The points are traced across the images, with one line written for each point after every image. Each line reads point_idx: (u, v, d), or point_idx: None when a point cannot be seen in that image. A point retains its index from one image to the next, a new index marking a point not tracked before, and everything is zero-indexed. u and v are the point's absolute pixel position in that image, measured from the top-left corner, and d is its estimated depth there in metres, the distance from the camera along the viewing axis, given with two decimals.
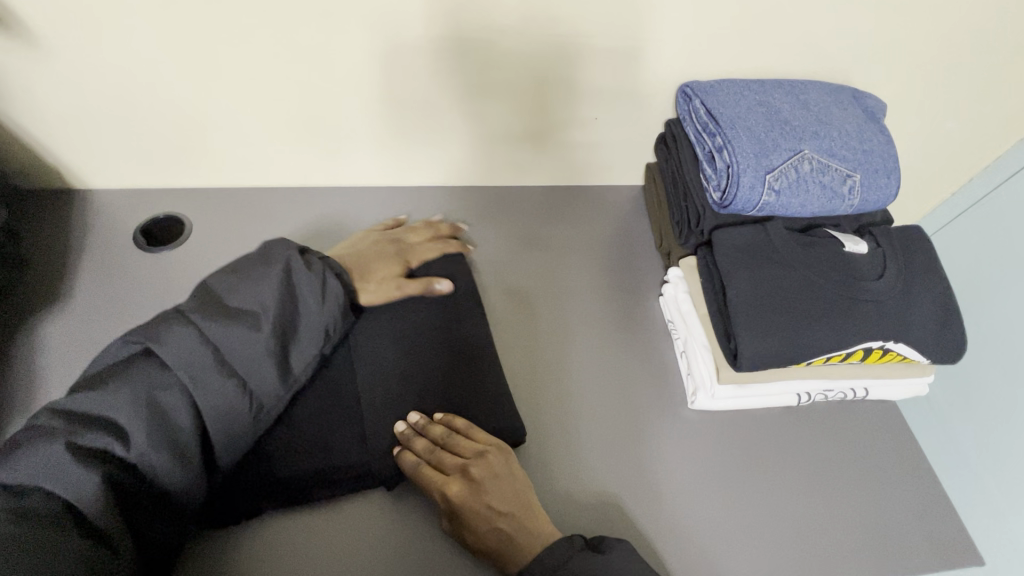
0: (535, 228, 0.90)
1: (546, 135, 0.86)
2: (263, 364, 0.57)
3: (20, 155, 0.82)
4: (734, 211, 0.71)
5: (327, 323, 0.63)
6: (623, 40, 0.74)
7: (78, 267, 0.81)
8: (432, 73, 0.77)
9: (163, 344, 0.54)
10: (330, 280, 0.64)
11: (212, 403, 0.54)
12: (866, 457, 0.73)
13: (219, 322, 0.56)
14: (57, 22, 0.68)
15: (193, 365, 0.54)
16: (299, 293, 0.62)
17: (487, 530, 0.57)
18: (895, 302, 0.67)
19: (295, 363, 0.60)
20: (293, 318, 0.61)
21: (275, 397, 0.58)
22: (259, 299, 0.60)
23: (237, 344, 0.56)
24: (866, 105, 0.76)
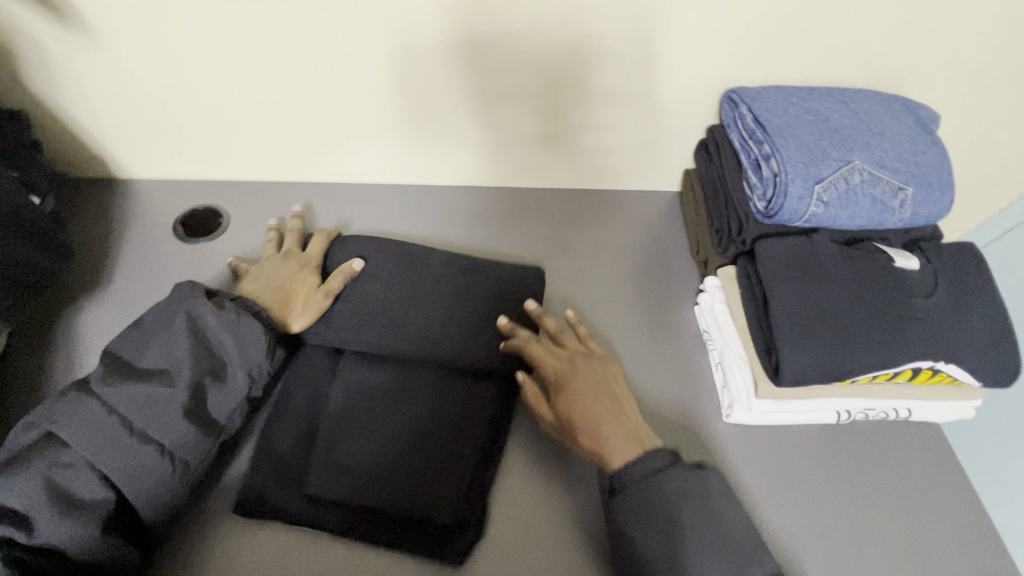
0: (568, 232, 0.89)
1: (560, 139, 0.85)
2: (181, 423, 0.58)
3: (66, 144, 0.84)
4: (779, 222, 0.69)
5: (253, 364, 0.63)
6: (667, 44, 0.72)
7: (116, 255, 0.82)
8: (448, 79, 0.76)
9: (60, 424, 0.54)
10: (247, 318, 0.64)
11: (128, 473, 0.55)
12: (911, 481, 0.70)
13: (124, 386, 0.57)
14: (111, 15, 0.69)
15: (99, 438, 0.55)
16: (214, 342, 0.62)
17: (589, 416, 0.63)
18: (947, 321, 0.64)
19: (217, 408, 0.61)
20: (215, 365, 0.61)
21: (199, 445, 0.59)
22: (170, 354, 0.60)
23: (147, 404, 0.57)
24: (919, 114, 0.72)
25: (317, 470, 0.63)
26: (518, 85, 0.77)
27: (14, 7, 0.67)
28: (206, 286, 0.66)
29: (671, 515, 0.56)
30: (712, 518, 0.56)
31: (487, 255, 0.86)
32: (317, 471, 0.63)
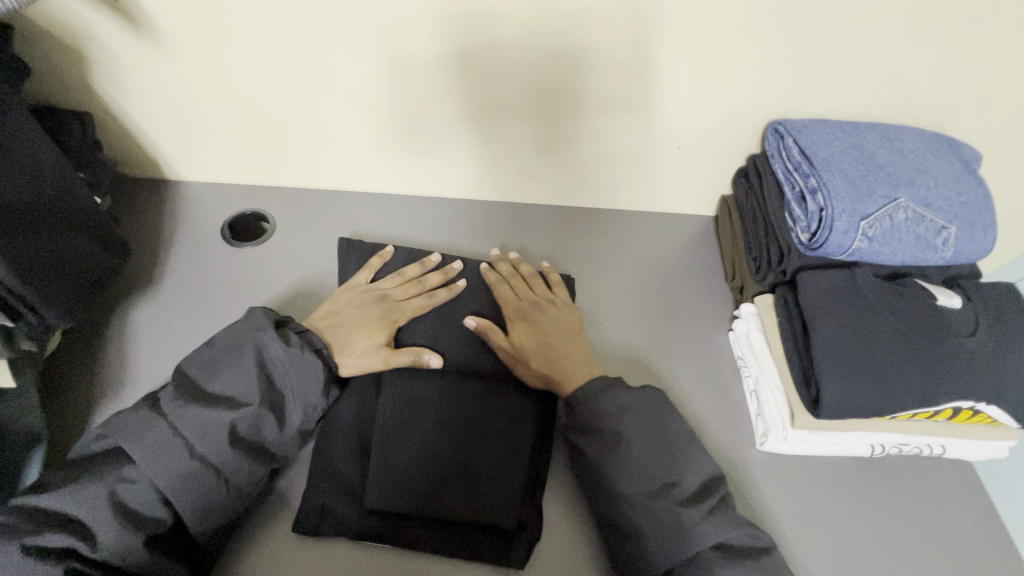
0: (603, 252, 0.90)
1: (557, 148, 0.85)
2: (240, 453, 0.60)
3: (128, 146, 0.88)
4: (822, 254, 0.70)
5: (309, 402, 0.65)
6: (714, 75, 0.73)
7: (167, 254, 0.86)
8: (438, 89, 0.79)
9: (133, 441, 0.58)
10: (309, 353, 0.65)
11: (186, 497, 0.58)
12: (945, 519, 0.70)
13: (191, 409, 0.60)
14: (181, 26, 0.72)
15: (164, 461, 0.58)
16: (276, 375, 0.64)
17: (546, 350, 0.70)
18: (988, 361, 0.65)
19: (272, 440, 0.63)
20: (276, 399, 0.63)
21: (250, 474, 0.61)
22: (237, 384, 0.62)
23: (210, 431, 0.59)
24: (962, 153, 0.73)
25: (376, 481, 0.65)
26: (526, 103, 0.79)
27: (92, 15, 0.70)
28: (276, 315, 0.68)
29: (617, 425, 0.64)
30: (663, 435, 0.63)
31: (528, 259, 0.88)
32: (375, 482, 0.65)
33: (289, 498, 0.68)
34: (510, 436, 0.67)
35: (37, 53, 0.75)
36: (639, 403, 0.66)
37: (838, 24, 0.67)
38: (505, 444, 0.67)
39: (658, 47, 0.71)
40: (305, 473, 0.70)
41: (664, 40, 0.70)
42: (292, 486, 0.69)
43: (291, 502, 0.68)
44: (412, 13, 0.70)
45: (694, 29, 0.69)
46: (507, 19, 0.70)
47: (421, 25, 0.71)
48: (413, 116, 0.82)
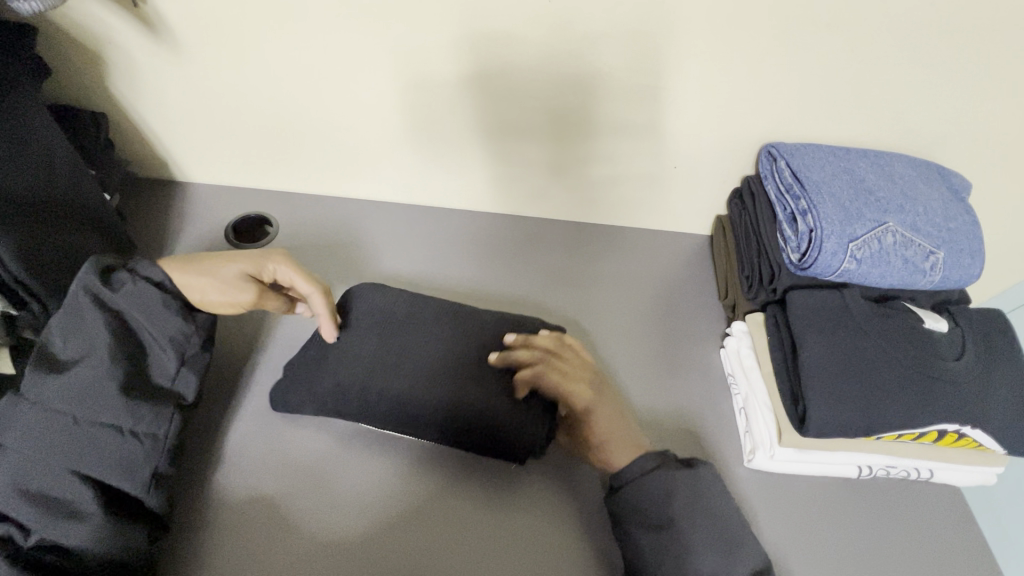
0: (612, 237, 0.95)
1: (565, 169, 0.88)
2: (131, 400, 0.59)
3: (138, 146, 0.91)
4: (812, 274, 0.71)
5: (175, 331, 0.64)
6: (709, 97, 0.76)
7: (170, 253, 0.88)
8: (451, 107, 0.81)
9: (10, 434, 0.55)
10: (142, 285, 0.63)
11: (101, 458, 0.57)
12: (932, 544, 0.69)
13: (54, 381, 0.57)
14: (198, 33, 0.75)
15: (59, 436, 0.56)
16: (121, 314, 0.62)
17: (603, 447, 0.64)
18: (974, 386, 0.66)
19: (160, 376, 0.63)
20: (132, 338, 0.62)
21: (155, 420, 0.61)
22: (84, 340, 0.59)
23: (91, 394, 0.58)
24: (951, 182, 0.74)
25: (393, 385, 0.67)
26: (521, 119, 0.82)
27: (113, 20, 0.73)
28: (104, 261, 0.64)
29: (666, 511, 0.59)
30: (714, 522, 0.58)
31: (534, 269, 0.90)
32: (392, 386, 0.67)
33: (274, 499, 0.67)
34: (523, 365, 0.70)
35: (57, 54, 0.78)
36: (689, 480, 0.61)
37: (831, 53, 0.69)
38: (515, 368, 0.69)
39: (652, 68, 0.73)
40: (294, 472, 0.69)
41: (661, 62, 0.73)
42: (277, 483, 0.69)
43: (276, 502, 0.67)
44: (422, 28, 0.72)
45: (691, 52, 0.71)
46: (521, 39, 0.72)
47: (431, 40, 0.74)
48: (418, 127, 0.84)
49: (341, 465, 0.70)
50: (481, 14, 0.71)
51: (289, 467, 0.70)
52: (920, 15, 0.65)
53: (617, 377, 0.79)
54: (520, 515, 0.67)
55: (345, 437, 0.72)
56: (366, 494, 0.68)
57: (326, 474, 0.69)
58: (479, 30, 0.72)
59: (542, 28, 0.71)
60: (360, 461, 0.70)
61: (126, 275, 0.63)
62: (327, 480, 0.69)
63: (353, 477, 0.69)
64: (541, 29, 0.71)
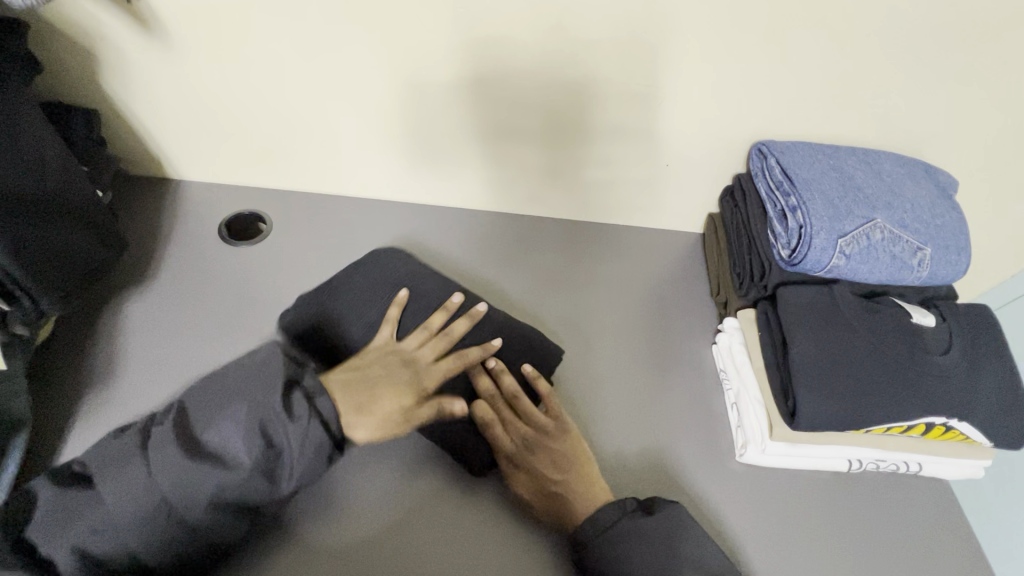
0: (605, 235, 0.95)
1: (559, 168, 0.88)
2: (219, 516, 0.53)
3: (130, 144, 0.90)
4: (802, 270, 0.72)
5: (312, 481, 0.55)
6: (702, 96, 0.76)
7: (164, 251, 0.88)
8: (446, 107, 0.81)
9: (109, 482, 0.52)
10: (320, 425, 0.54)
11: (158, 548, 0.52)
12: (920, 537, 0.70)
13: (173, 466, 0.51)
14: (191, 30, 0.75)
15: (138, 520, 0.51)
16: (281, 451, 0.53)
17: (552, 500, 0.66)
18: (960, 380, 0.67)
19: (261, 504, 0.54)
20: (271, 472, 0.53)
21: (225, 529, 0.54)
22: (226, 445, 0.52)
23: (188, 486, 0.51)
24: (938, 179, 0.75)
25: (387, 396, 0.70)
26: (517, 119, 0.82)
27: (106, 17, 0.73)
28: (296, 366, 0.57)
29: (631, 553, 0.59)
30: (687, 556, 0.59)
31: (529, 268, 0.90)
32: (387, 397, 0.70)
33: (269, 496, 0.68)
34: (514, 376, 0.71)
35: (51, 52, 0.77)
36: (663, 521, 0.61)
37: (821, 51, 0.70)
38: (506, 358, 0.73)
39: (647, 68, 0.74)
40: None
41: (654, 61, 0.73)
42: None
43: None
44: (417, 27, 0.73)
45: (684, 52, 0.72)
46: (516, 38, 0.72)
47: (425, 39, 0.74)
48: (412, 126, 0.84)
49: (346, 475, 0.69)
50: (477, 14, 0.71)
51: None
52: (908, 14, 0.66)
53: (609, 373, 0.80)
54: (514, 511, 0.67)
55: (349, 447, 0.71)
56: (371, 505, 0.68)
57: (329, 483, 0.69)
58: (474, 30, 0.72)
59: (537, 28, 0.71)
60: (366, 471, 0.70)
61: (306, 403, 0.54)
62: (332, 490, 0.68)
63: (359, 488, 0.69)
64: (536, 29, 0.71)
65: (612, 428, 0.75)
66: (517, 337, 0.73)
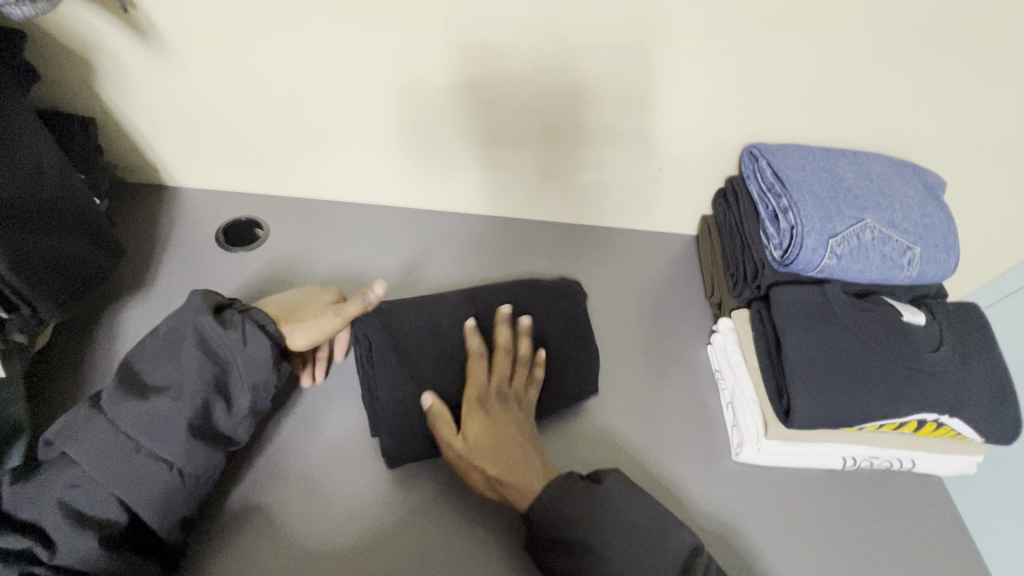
0: (598, 238, 0.96)
1: (553, 171, 0.89)
2: (179, 440, 0.58)
3: (125, 151, 0.91)
4: (794, 270, 0.73)
5: (259, 379, 0.63)
6: (693, 99, 0.77)
7: (160, 257, 0.88)
8: (440, 112, 0.82)
9: (76, 443, 0.57)
10: (253, 335, 0.62)
11: (133, 486, 0.57)
12: (915, 533, 0.71)
13: (130, 404, 0.58)
14: (188, 38, 0.75)
15: (112, 460, 0.57)
16: (223, 357, 0.61)
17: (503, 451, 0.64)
18: (951, 376, 0.68)
19: (221, 422, 0.61)
20: (219, 381, 0.61)
21: (204, 461, 0.60)
22: (176, 370, 0.60)
23: (153, 422, 0.58)
24: (926, 180, 0.77)
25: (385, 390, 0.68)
26: (511, 124, 0.83)
27: (102, 25, 0.73)
28: (215, 297, 0.64)
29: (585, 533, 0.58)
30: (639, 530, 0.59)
31: (524, 271, 0.91)
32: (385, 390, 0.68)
33: (266, 505, 0.68)
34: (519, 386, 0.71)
35: (48, 61, 0.78)
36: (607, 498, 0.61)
37: (810, 55, 0.71)
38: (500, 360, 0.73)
39: (639, 73, 0.75)
40: (282, 478, 0.70)
41: (645, 66, 0.74)
42: (270, 491, 0.69)
43: (269, 507, 0.67)
44: (412, 35, 0.74)
45: (676, 56, 0.73)
46: (509, 44, 0.74)
47: (420, 45, 0.75)
48: (407, 131, 0.85)
49: (333, 469, 0.71)
50: (471, 21, 0.72)
51: (284, 472, 0.70)
52: (893, 19, 0.67)
53: (608, 372, 0.81)
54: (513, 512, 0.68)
55: (335, 442, 0.73)
56: (360, 501, 0.68)
57: (317, 479, 0.70)
58: (468, 36, 0.73)
59: (530, 34, 0.72)
60: (352, 468, 0.71)
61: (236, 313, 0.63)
62: (322, 487, 0.69)
63: (347, 482, 0.70)
64: (529, 35, 0.72)
65: (609, 430, 0.76)
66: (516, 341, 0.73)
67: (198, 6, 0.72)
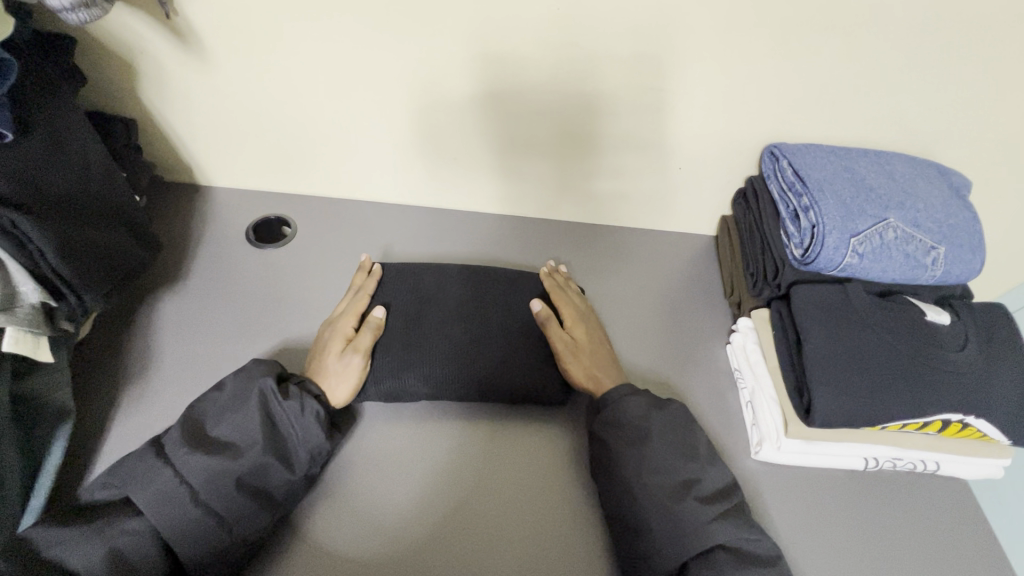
0: (617, 239, 0.97)
1: (573, 173, 0.90)
2: (234, 496, 0.61)
3: (161, 152, 0.94)
4: (815, 269, 0.73)
5: (315, 445, 0.66)
6: (716, 100, 0.77)
7: (193, 253, 0.91)
8: (463, 116, 0.84)
9: (138, 491, 0.59)
10: (310, 403, 0.67)
11: (183, 537, 0.58)
12: (940, 537, 0.70)
13: (194, 455, 0.61)
14: (224, 44, 0.79)
15: (169, 512, 0.58)
16: (282, 422, 0.66)
17: (593, 347, 0.76)
18: (978, 377, 0.67)
19: (273, 485, 0.63)
20: (280, 444, 0.65)
21: (251, 520, 0.61)
22: (241, 430, 0.64)
23: (212, 478, 0.60)
24: (951, 180, 0.76)
25: (400, 356, 0.74)
26: (535, 127, 0.84)
27: (144, 31, 0.77)
28: (279, 369, 0.70)
29: (634, 426, 0.66)
30: (683, 440, 0.65)
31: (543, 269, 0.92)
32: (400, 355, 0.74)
33: (308, 506, 0.68)
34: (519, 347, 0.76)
35: (92, 67, 0.82)
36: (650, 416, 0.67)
37: (833, 56, 0.71)
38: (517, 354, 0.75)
39: (661, 75, 0.75)
40: (325, 476, 0.70)
41: (667, 68, 0.75)
42: (312, 490, 0.69)
43: (309, 505, 0.68)
44: (437, 40, 0.75)
45: (698, 59, 0.73)
46: (532, 51, 0.75)
47: (445, 50, 0.76)
48: (430, 134, 0.87)
49: (375, 477, 0.70)
50: (494, 23, 0.73)
51: (323, 481, 0.70)
52: (919, 19, 0.67)
53: (627, 368, 0.82)
54: (532, 504, 0.69)
55: (369, 450, 0.73)
56: (403, 512, 0.67)
57: (357, 488, 0.69)
58: (491, 43, 0.75)
59: (554, 40, 0.73)
60: (388, 470, 0.71)
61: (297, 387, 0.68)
62: (361, 490, 0.69)
63: (389, 491, 0.69)
64: (553, 41, 0.74)
65: None
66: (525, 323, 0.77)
67: (232, 13, 0.75)
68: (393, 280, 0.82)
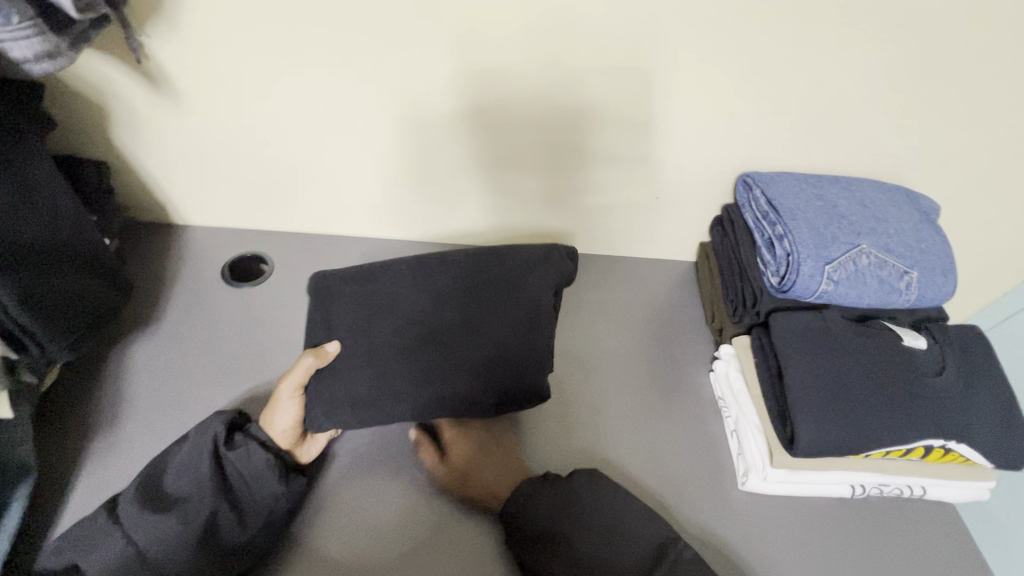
0: (598, 268, 0.97)
1: (549, 203, 0.91)
2: (183, 555, 0.60)
3: (135, 193, 0.93)
4: (793, 296, 0.74)
5: (268, 494, 0.64)
6: (686, 131, 0.79)
7: (167, 294, 0.90)
8: (439, 148, 0.85)
9: (90, 558, 0.60)
10: (258, 450, 0.65)
11: None
12: (931, 564, 0.69)
13: (144, 515, 0.61)
14: (198, 86, 0.79)
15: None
16: (234, 474, 0.65)
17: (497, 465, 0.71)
18: (956, 401, 0.67)
19: (228, 541, 0.62)
20: (233, 496, 0.64)
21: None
22: (192, 486, 0.63)
23: (161, 539, 0.60)
24: (921, 205, 0.78)
25: (358, 378, 0.68)
26: (510, 160, 0.85)
27: (117, 75, 0.77)
28: (234, 414, 0.69)
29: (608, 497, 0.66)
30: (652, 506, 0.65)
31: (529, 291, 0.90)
32: (358, 377, 0.68)
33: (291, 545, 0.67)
34: (478, 353, 0.70)
35: (64, 111, 0.81)
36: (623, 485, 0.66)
37: (799, 88, 0.73)
38: (484, 362, 0.70)
39: (631, 108, 0.77)
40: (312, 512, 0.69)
41: (637, 101, 0.76)
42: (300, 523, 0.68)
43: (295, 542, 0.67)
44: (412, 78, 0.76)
45: (667, 92, 0.75)
46: (504, 85, 0.76)
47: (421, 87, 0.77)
48: (407, 167, 0.88)
49: (322, 527, 0.68)
50: (467, 61, 0.74)
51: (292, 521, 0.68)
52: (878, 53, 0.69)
53: (611, 399, 0.81)
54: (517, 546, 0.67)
55: (329, 494, 0.71)
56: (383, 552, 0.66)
57: (305, 536, 0.67)
58: (464, 79, 0.76)
59: (526, 75, 0.75)
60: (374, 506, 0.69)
61: (244, 436, 0.67)
62: (347, 528, 0.68)
63: (336, 540, 0.67)
64: (526, 75, 0.75)
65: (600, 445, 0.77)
66: (480, 330, 0.71)
67: (207, 56, 0.75)
68: (329, 296, 0.75)
